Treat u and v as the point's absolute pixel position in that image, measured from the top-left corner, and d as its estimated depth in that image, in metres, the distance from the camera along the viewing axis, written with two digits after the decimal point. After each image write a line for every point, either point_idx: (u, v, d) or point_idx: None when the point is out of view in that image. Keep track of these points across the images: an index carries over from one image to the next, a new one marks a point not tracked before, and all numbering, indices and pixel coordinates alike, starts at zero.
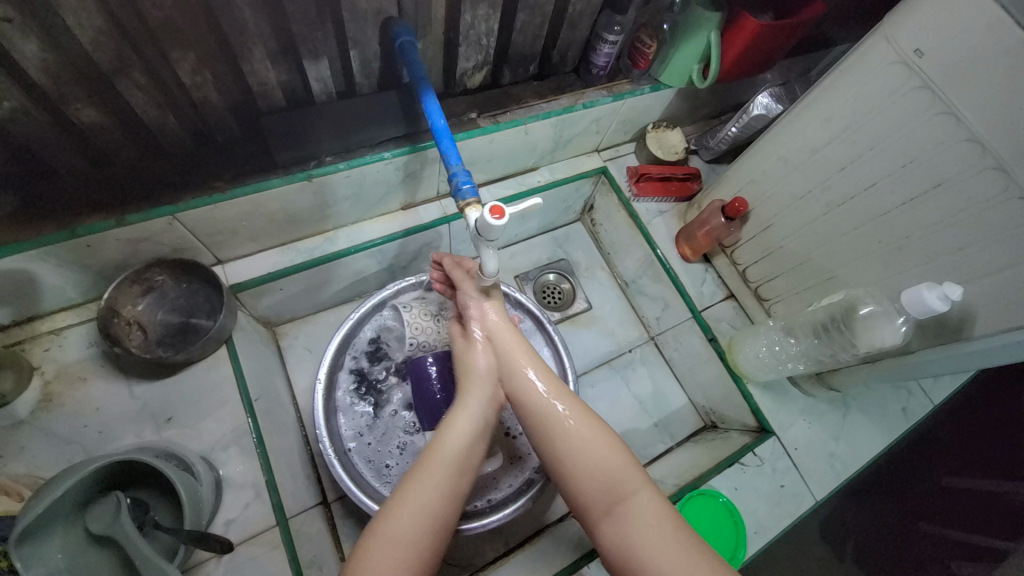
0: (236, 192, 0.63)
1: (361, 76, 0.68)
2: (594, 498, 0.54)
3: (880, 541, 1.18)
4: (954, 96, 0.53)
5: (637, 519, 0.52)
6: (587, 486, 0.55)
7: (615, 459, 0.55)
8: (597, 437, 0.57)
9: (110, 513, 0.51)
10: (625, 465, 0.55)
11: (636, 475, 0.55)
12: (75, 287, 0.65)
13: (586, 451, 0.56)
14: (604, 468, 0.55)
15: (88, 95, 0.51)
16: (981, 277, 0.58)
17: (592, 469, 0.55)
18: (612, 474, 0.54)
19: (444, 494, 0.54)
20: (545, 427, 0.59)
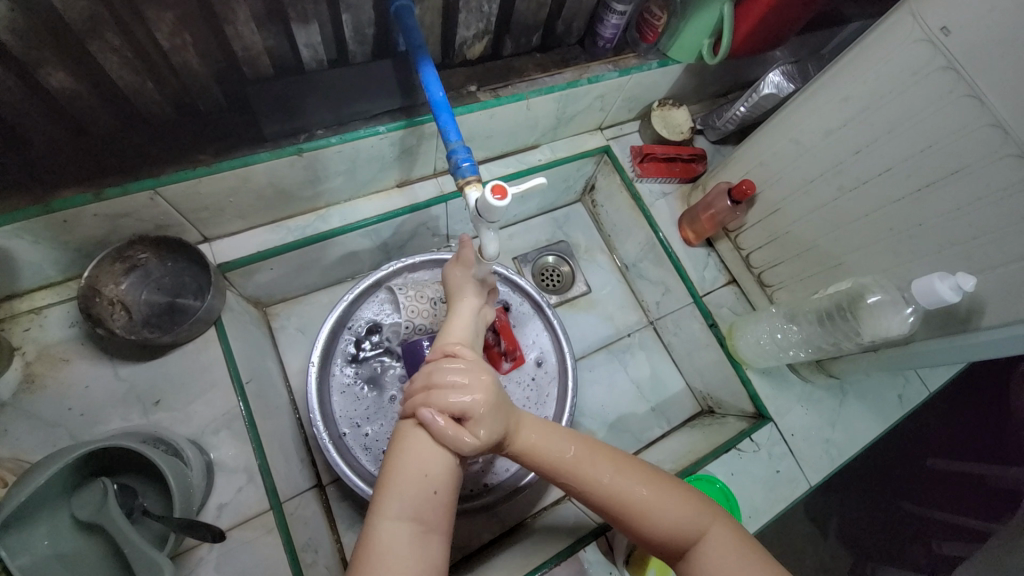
0: (221, 166, 0.59)
1: (354, 44, 0.63)
2: (666, 550, 0.52)
3: (863, 519, 1.23)
4: (979, 78, 0.50)
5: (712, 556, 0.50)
6: (657, 544, 0.52)
7: (681, 512, 0.52)
8: (664, 493, 0.53)
9: (97, 500, 0.50)
10: (695, 510, 0.52)
11: (703, 513, 0.52)
12: (54, 264, 0.62)
13: (654, 516, 0.51)
14: (676, 524, 0.51)
15: (59, 58, 0.47)
16: (993, 267, 0.57)
17: (664, 530, 0.51)
18: (681, 526, 0.51)
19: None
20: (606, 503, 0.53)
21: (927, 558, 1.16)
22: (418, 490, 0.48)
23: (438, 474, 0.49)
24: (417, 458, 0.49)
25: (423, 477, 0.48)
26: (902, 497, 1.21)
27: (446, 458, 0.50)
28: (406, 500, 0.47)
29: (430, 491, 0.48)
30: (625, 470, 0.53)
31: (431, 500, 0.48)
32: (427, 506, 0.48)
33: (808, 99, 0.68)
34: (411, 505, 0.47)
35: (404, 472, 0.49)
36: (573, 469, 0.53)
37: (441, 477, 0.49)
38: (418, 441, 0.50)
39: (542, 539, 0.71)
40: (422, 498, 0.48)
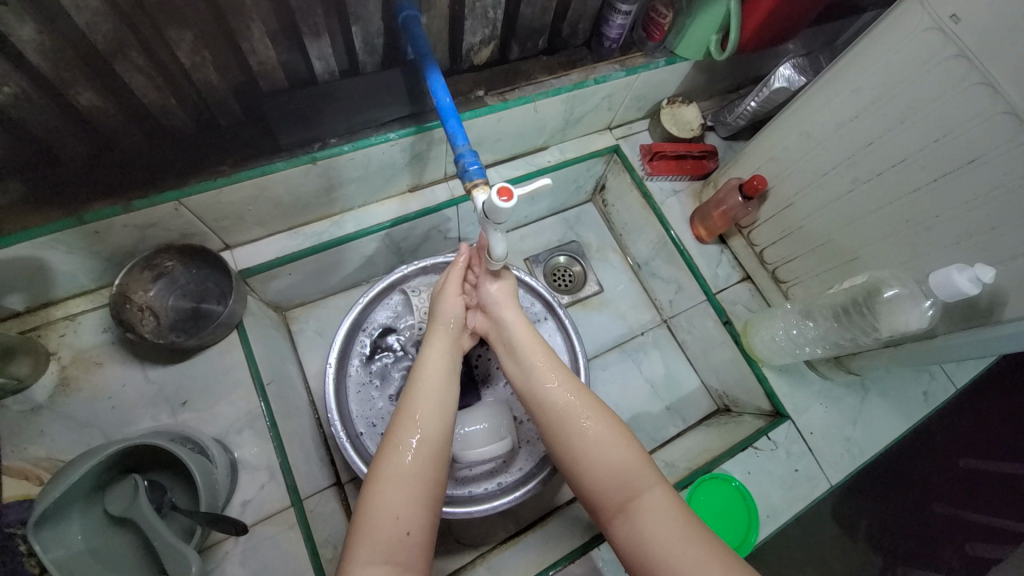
0: (241, 175, 0.62)
1: (364, 54, 0.65)
2: (606, 500, 0.54)
3: (895, 523, 1.18)
4: (992, 64, 0.49)
5: (654, 514, 0.51)
6: (603, 488, 0.54)
7: (630, 454, 0.55)
8: (616, 435, 0.56)
9: (128, 495, 0.53)
10: (643, 463, 0.55)
11: (651, 470, 0.54)
12: (87, 273, 0.65)
13: (595, 452, 0.55)
14: (622, 466, 0.54)
15: (87, 78, 0.50)
16: (1014, 258, 0.55)
17: (612, 471, 0.54)
18: (628, 470, 0.54)
19: (429, 429, 0.56)
20: (562, 429, 0.58)
21: (958, 560, 1.14)
22: (390, 533, 0.49)
23: (408, 518, 0.50)
24: (388, 501, 0.50)
25: (392, 520, 0.49)
26: (933, 498, 1.18)
27: (414, 502, 0.51)
28: (378, 543, 0.48)
29: (402, 533, 0.49)
30: (584, 403, 0.59)
31: (404, 543, 0.49)
32: (400, 550, 0.49)
33: (818, 91, 0.67)
34: (382, 549, 0.48)
35: (374, 516, 0.50)
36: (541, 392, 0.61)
37: (412, 518, 0.50)
38: (386, 485, 0.51)
39: (557, 537, 0.72)
40: (395, 541, 0.49)
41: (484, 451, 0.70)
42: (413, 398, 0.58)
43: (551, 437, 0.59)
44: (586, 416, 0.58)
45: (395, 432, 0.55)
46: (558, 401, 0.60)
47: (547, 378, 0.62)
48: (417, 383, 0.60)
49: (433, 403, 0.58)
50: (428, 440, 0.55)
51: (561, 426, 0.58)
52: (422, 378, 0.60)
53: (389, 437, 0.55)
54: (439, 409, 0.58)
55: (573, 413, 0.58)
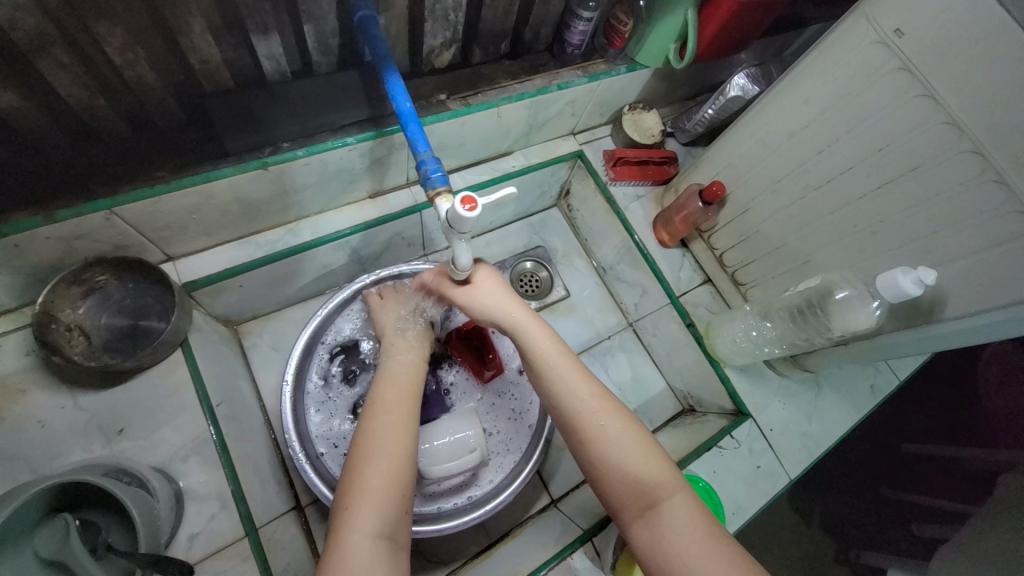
0: (182, 182, 0.57)
1: (318, 54, 0.62)
2: (630, 504, 0.53)
3: (850, 509, 1.28)
4: (932, 78, 0.52)
5: (674, 522, 0.51)
6: (622, 493, 0.54)
7: (650, 463, 0.54)
8: (640, 445, 0.56)
9: (57, 539, 0.47)
10: (666, 474, 0.54)
11: (676, 478, 0.55)
12: (5, 290, 0.58)
13: (619, 458, 0.54)
14: (643, 475, 0.54)
15: (2, 76, 0.45)
16: (954, 260, 0.58)
17: (632, 477, 0.54)
18: (650, 479, 0.54)
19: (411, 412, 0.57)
20: (580, 435, 0.57)
21: (908, 541, 1.23)
22: (388, 504, 0.49)
23: (409, 496, 0.51)
24: (389, 476, 0.50)
25: (400, 493, 0.50)
26: (882, 482, 1.28)
27: (406, 480, 0.52)
28: (378, 515, 0.48)
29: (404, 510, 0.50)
30: (606, 408, 0.57)
31: (403, 520, 0.50)
32: (398, 525, 0.49)
33: (773, 101, 0.70)
34: (385, 523, 0.48)
35: (376, 485, 0.49)
36: (562, 395, 0.58)
37: (409, 498, 0.51)
38: (382, 460, 0.51)
39: (529, 547, 0.71)
40: (396, 514, 0.49)
41: (451, 465, 0.68)
42: (396, 385, 0.59)
43: (568, 438, 0.58)
44: (611, 425, 0.56)
45: (385, 409, 0.55)
46: (579, 402, 0.57)
47: (569, 379, 0.59)
48: (401, 371, 0.61)
49: (413, 386, 0.60)
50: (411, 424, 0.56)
51: (583, 430, 0.56)
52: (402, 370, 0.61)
53: (370, 417, 0.55)
54: (413, 392, 0.59)
55: (598, 419, 0.56)
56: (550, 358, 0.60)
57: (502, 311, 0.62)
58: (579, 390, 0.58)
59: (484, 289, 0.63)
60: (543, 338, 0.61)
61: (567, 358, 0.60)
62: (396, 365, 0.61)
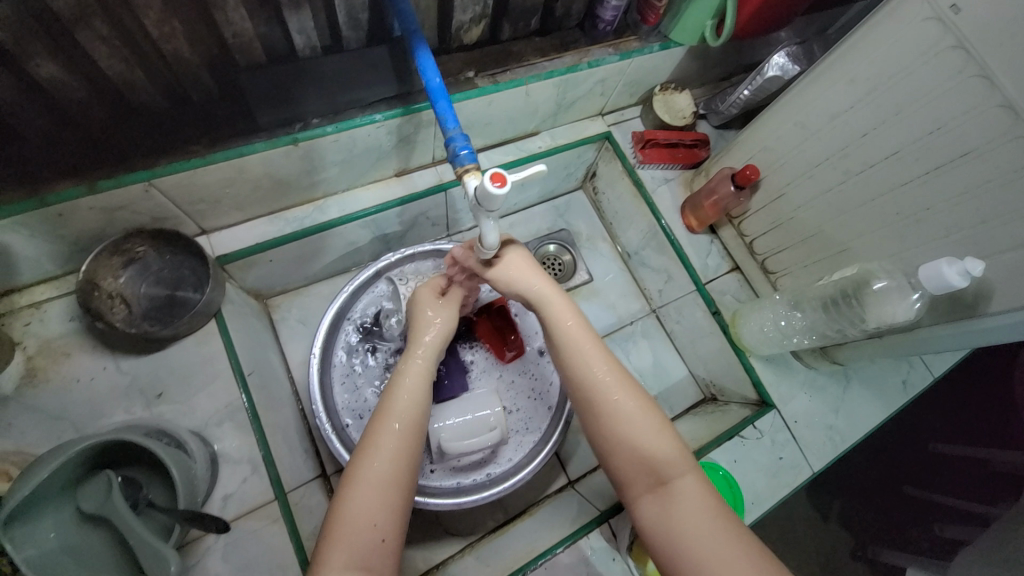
0: (217, 156, 0.59)
1: (348, 29, 0.62)
2: (638, 478, 0.54)
3: (872, 510, 1.26)
4: (989, 57, 0.49)
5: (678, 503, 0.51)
6: (631, 467, 0.54)
7: (663, 442, 0.54)
8: (652, 422, 0.55)
9: (102, 492, 0.50)
10: (677, 451, 0.54)
11: (687, 460, 0.54)
12: (52, 257, 0.61)
13: (631, 434, 0.54)
14: (653, 453, 0.53)
15: (47, 48, 0.46)
16: (1002, 252, 0.55)
17: (643, 454, 0.54)
18: (659, 456, 0.53)
19: (408, 435, 0.54)
20: (593, 407, 0.57)
21: (928, 542, 1.20)
22: (364, 539, 0.48)
23: (385, 525, 0.49)
24: (361, 509, 0.49)
25: (370, 527, 0.48)
26: (907, 481, 1.26)
27: (393, 509, 0.50)
28: (349, 551, 0.47)
29: (379, 540, 0.48)
30: (622, 384, 0.57)
31: (380, 550, 0.48)
32: (374, 556, 0.47)
33: (815, 81, 0.66)
34: (357, 556, 0.47)
35: (349, 521, 0.48)
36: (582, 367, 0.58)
37: (388, 525, 0.49)
38: (364, 491, 0.49)
39: (546, 525, 0.72)
40: (370, 548, 0.47)
41: (472, 442, 0.69)
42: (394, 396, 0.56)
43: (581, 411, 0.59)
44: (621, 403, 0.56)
45: (374, 434, 0.53)
46: (594, 374, 0.58)
47: (586, 352, 0.59)
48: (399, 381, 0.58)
49: (411, 404, 0.55)
50: (405, 445, 0.53)
51: (595, 403, 0.56)
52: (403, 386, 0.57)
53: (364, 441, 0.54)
54: (414, 406, 0.56)
55: (608, 394, 0.56)
56: (570, 329, 0.60)
57: (526, 281, 0.62)
58: (596, 362, 0.58)
59: (509, 268, 0.62)
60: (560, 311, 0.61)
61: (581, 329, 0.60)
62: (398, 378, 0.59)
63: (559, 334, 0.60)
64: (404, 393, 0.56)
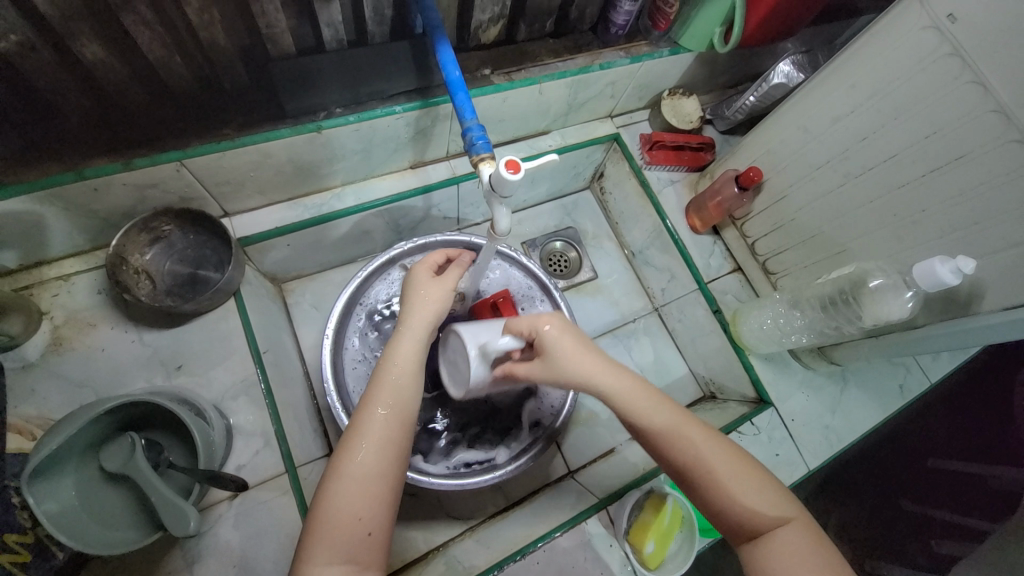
0: (245, 140, 0.62)
1: (373, 24, 0.65)
2: (734, 529, 0.50)
3: (874, 526, 1.23)
4: (985, 65, 0.51)
5: (789, 553, 0.47)
6: (726, 521, 0.50)
7: (763, 495, 0.50)
8: (749, 476, 0.50)
9: (125, 453, 0.52)
10: (775, 498, 0.50)
11: (791, 502, 0.50)
12: (83, 231, 0.64)
13: (732, 491, 0.50)
14: (754, 503, 0.49)
15: (95, 30, 0.50)
16: (996, 251, 0.58)
17: (744, 510, 0.49)
18: (759, 507, 0.49)
19: (394, 426, 0.52)
20: (687, 471, 0.51)
21: (924, 556, 1.19)
22: (349, 533, 0.47)
23: (371, 517, 0.48)
24: (348, 504, 0.48)
25: (356, 520, 0.47)
26: (903, 494, 1.25)
27: (379, 501, 0.49)
28: (335, 544, 0.46)
29: (365, 533, 0.48)
30: (709, 443, 0.52)
31: (366, 543, 0.47)
32: (361, 548, 0.47)
33: (816, 87, 0.69)
34: (344, 548, 0.46)
35: (334, 514, 0.47)
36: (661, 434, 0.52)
37: (375, 518, 0.48)
38: (347, 484, 0.48)
39: (546, 512, 0.74)
40: (356, 542, 0.47)
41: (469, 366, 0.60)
42: (383, 380, 0.55)
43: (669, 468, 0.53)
44: (713, 462, 0.51)
45: (358, 423, 0.52)
46: (678, 446, 0.51)
47: (663, 417, 0.52)
48: (388, 364, 0.56)
49: (402, 389, 0.55)
50: (393, 432, 0.52)
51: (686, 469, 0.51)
52: (389, 369, 0.56)
53: (354, 427, 0.52)
54: (407, 388, 0.55)
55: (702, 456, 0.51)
56: (635, 396, 0.53)
57: (579, 354, 0.55)
58: (680, 425, 0.52)
59: (560, 340, 0.55)
60: (622, 383, 0.54)
61: (647, 394, 0.54)
62: (383, 357, 0.57)
63: (621, 402, 0.53)
64: (395, 377, 0.55)
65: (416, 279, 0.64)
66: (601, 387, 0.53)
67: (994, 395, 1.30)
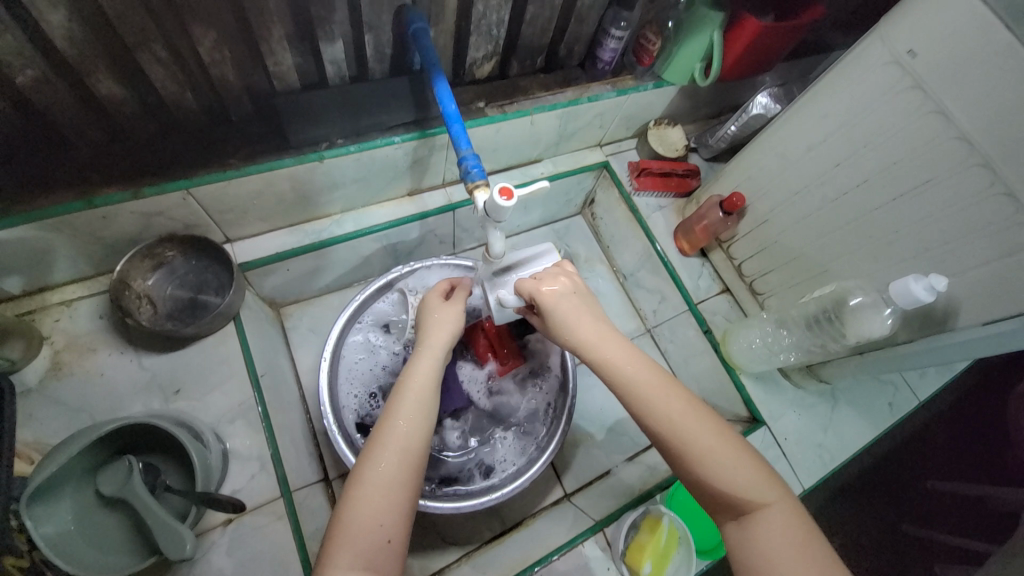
0: (249, 168, 0.64)
1: (374, 61, 0.69)
2: (720, 508, 0.50)
3: (879, 549, 1.22)
4: (944, 97, 0.55)
5: (770, 535, 0.47)
6: (710, 497, 0.50)
7: (748, 470, 0.50)
8: (731, 453, 0.50)
9: (122, 475, 0.52)
10: (761, 478, 0.50)
11: (772, 486, 0.49)
12: (87, 258, 0.66)
13: (717, 469, 0.50)
14: (736, 481, 0.49)
15: (109, 68, 0.53)
16: (967, 269, 0.61)
17: (725, 487, 0.49)
18: (740, 484, 0.49)
19: (416, 438, 0.53)
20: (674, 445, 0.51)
21: None
22: (369, 539, 0.47)
23: (390, 525, 0.48)
24: (370, 510, 0.48)
25: (375, 526, 0.48)
26: (904, 518, 1.25)
27: (398, 507, 0.49)
28: (354, 550, 0.46)
29: (384, 540, 0.48)
30: (694, 416, 0.52)
31: (384, 551, 0.47)
32: (379, 555, 0.47)
33: (790, 118, 0.73)
34: (362, 556, 0.46)
35: (356, 521, 0.48)
36: (647, 404, 0.53)
37: (394, 527, 0.49)
38: (368, 491, 0.49)
39: (543, 534, 0.74)
40: (374, 549, 0.47)
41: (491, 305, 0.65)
42: (402, 393, 0.56)
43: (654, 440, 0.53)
44: (700, 436, 0.51)
45: (379, 432, 0.53)
46: (668, 421, 0.52)
47: (650, 389, 0.53)
48: (407, 378, 0.57)
49: (421, 401, 0.55)
50: (414, 444, 0.53)
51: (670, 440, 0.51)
52: (408, 386, 0.57)
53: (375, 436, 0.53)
54: (430, 400, 0.56)
55: (685, 431, 0.51)
56: (625, 363, 0.54)
57: (574, 323, 0.57)
58: (662, 395, 0.53)
59: (560, 306, 0.57)
60: (615, 352, 0.55)
61: (634, 363, 0.55)
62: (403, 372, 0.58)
63: (609, 371, 0.55)
64: (413, 389, 0.56)
65: (431, 304, 0.66)
66: (597, 356, 0.55)
67: (990, 415, 1.31)
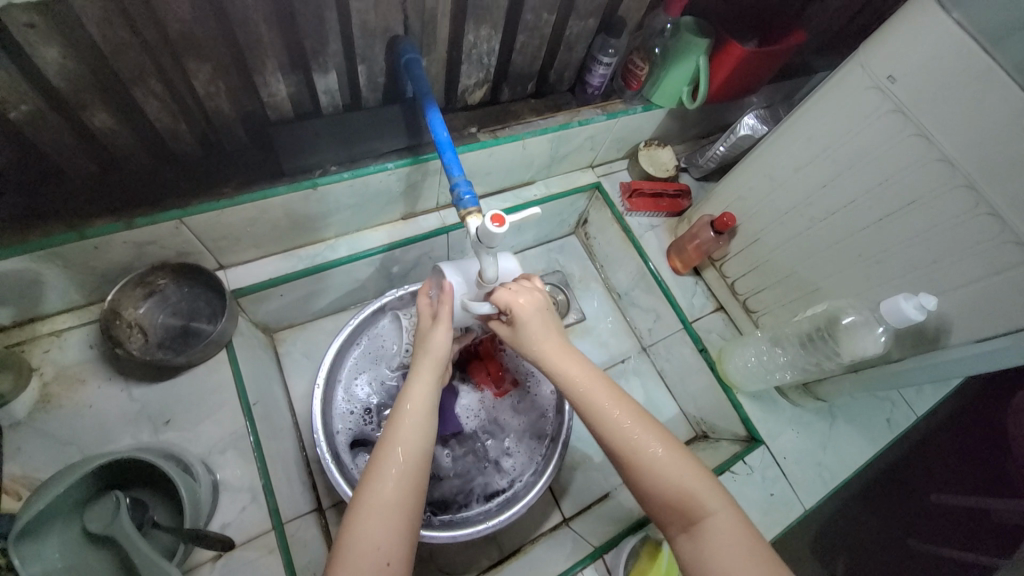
0: (242, 197, 0.65)
1: (367, 91, 0.70)
2: (670, 520, 0.51)
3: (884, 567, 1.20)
4: (924, 120, 0.57)
5: (717, 543, 0.48)
6: (660, 508, 0.51)
7: (689, 480, 0.51)
8: (676, 461, 0.52)
9: (110, 512, 0.51)
10: (704, 488, 0.51)
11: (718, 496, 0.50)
12: (79, 288, 0.65)
13: (663, 479, 0.51)
14: (679, 490, 0.50)
15: (103, 101, 0.53)
16: (956, 288, 0.61)
17: (670, 494, 0.51)
18: (685, 494, 0.50)
19: (416, 460, 0.53)
20: (624, 456, 0.53)
21: None
22: (370, 562, 0.46)
23: (389, 547, 0.48)
24: (370, 533, 0.48)
25: (374, 548, 0.47)
26: (909, 533, 1.23)
27: (400, 529, 0.49)
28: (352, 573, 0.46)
29: (383, 563, 0.47)
30: (641, 427, 0.53)
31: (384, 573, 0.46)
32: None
33: (776, 140, 0.75)
34: None
35: (355, 544, 0.47)
36: (599, 416, 0.54)
37: (394, 549, 0.48)
38: (370, 514, 0.49)
39: (541, 561, 0.72)
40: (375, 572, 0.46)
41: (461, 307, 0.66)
42: (399, 416, 0.55)
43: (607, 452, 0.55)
44: (646, 446, 0.52)
45: (378, 456, 0.52)
46: (621, 435, 0.53)
47: (602, 401, 0.55)
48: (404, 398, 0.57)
49: (418, 422, 0.55)
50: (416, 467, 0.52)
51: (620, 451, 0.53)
52: (405, 408, 0.55)
53: (375, 458, 0.53)
54: (428, 420, 0.55)
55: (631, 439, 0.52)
56: (574, 372, 0.56)
57: (537, 340, 0.58)
58: (612, 407, 0.54)
59: (528, 318, 0.58)
60: (570, 365, 0.57)
61: (589, 376, 0.56)
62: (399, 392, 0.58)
63: (566, 385, 0.56)
64: (409, 409, 0.55)
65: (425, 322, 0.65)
66: (556, 369, 0.57)
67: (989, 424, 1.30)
